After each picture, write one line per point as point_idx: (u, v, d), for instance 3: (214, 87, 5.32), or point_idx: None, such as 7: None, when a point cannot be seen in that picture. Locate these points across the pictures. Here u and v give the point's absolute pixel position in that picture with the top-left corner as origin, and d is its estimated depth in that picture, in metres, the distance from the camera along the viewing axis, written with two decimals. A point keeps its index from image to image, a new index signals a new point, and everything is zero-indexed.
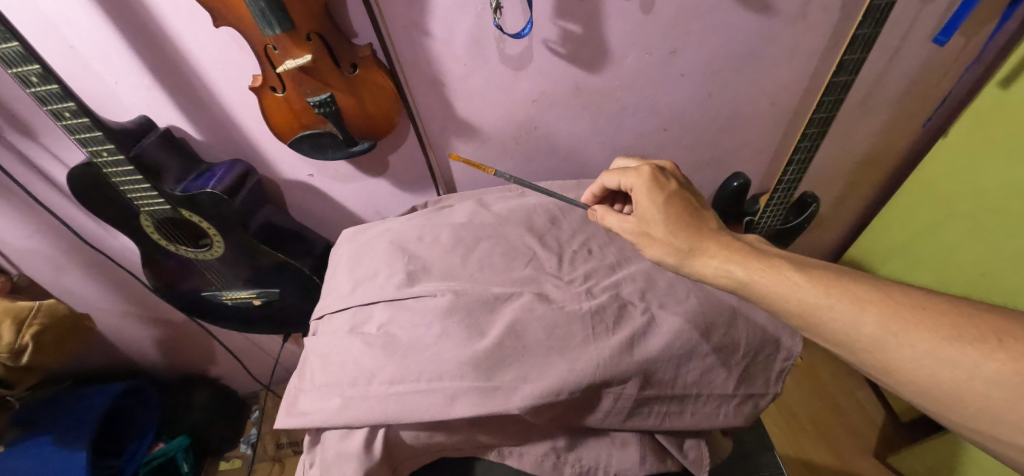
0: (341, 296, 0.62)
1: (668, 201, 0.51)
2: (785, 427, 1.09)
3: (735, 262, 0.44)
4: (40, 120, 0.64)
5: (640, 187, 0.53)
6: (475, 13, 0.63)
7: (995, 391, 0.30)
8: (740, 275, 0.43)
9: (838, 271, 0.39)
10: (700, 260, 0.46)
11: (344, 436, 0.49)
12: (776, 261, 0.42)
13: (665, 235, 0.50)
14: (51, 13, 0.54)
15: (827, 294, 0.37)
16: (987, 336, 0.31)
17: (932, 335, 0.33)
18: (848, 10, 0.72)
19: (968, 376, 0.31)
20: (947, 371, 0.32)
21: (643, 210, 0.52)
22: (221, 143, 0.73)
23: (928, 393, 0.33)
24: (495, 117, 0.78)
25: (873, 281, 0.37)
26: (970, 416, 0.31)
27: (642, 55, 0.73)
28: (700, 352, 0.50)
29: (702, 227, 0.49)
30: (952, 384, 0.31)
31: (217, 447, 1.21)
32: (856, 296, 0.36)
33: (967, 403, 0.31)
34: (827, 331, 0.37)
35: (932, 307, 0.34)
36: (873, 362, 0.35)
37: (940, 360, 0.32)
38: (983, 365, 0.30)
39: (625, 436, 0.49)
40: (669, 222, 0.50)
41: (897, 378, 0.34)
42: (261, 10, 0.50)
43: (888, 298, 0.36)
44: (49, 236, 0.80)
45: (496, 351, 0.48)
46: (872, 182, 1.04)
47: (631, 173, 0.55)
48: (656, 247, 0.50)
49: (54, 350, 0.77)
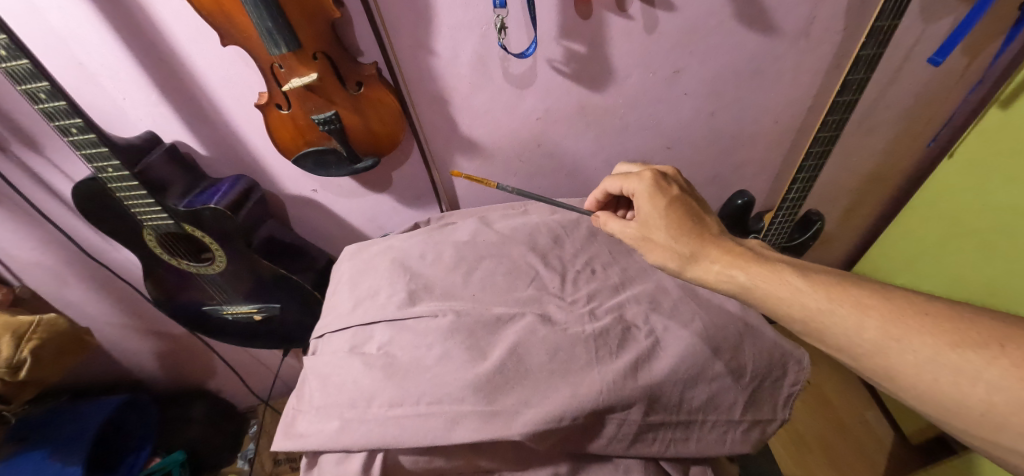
0: (342, 314, 0.61)
1: (670, 205, 0.51)
2: (791, 447, 1.07)
3: (737, 266, 0.43)
4: (48, 134, 0.65)
5: (642, 191, 0.53)
6: (480, 33, 0.64)
7: (998, 396, 0.28)
8: (743, 280, 0.42)
9: (840, 276, 0.38)
10: (701, 265, 0.46)
11: (341, 460, 0.48)
12: (779, 265, 0.42)
13: (666, 239, 0.49)
14: (62, 30, 0.55)
15: (830, 298, 0.37)
16: (989, 342, 0.30)
17: (934, 340, 0.32)
18: (850, 31, 0.73)
19: (970, 381, 0.30)
20: (948, 376, 0.31)
21: (644, 215, 0.52)
22: (227, 160, 0.73)
23: (931, 399, 0.32)
24: (499, 135, 0.78)
25: (876, 287, 0.37)
26: (974, 423, 0.30)
27: (645, 74, 0.74)
28: (708, 375, 0.49)
29: (705, 232, 0.48)
30: (954, 390, 0.30)
31: (215, 463, 1.18)
32: (858, 300, 0.36)
33: (969, 410, 0.30)
34: (829, 336, 0.36)
35: (933, 312, 0.33)
36: (874, 368, 0.34)
37: (943, 366, 0.31)
38: (986, 370, 0.29)
39: (628, 462, 0.48)
40: (671, 226, 0.49)
41: (897, 382, 0.33)
42: (268, 29, 0.50)
43: (891, 303, 0.35)
44: (53, 248, 0.80)
45: (497, 374, 0.47)
46: (877, 200, 1.04)
47: (633, 178, 0.55)
48: (658, 252, 0.49)
49: (53, 363, 0.77)
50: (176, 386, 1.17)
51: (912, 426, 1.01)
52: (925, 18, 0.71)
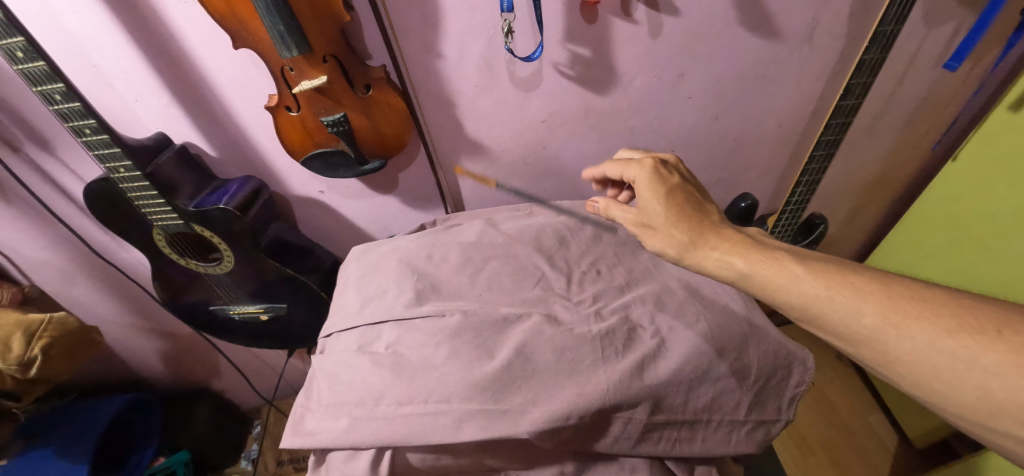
0: (350, 313, 0.62)
1: (670, 194, 0.51)
2: (795, 451, 1.05)
3: (736, 253, 0.44)
4: (62, 135, 0.66)
5: (642, 178, 0.54)
6: (487, 37, 0.65)
7: (994, 381, 0.29)
8: (741, 267, 0.43)
9: (840, 264, 0.39)
10: (701, 252, 0.46)
11: (350, 458, 0.49)
12: (779, 254, 0.42)
13: (667, 226, 0.49)
14: (77, 33, 0.56)
15: (828, 286, 0.37)
16: (986, 328, 0.30)
17: (932, 327, 0.32)
18: (853, 36, 0.74)
19: (966, 367, 0.30)
20: (946, 362, 0.31)
21: (645, 202, 0.52)
22: (236, 161, 0.74)
23: (929, 387, 0.32)
24: (504, 137, 0.79)
25: (875, 273, 0.37)
26: (971, 409, 0.30)
27: (650, 78, 0.74)
28: (713, 376, 0.49)
29: (705, 220, 0.48)
30: (952, 377, 0.31)
31: (217, 463, 1.18)
32: (857, 287, 0.36)
33: (966, 396, 0.30)
34: (827, 324, 0.37)
35: (932, 298, 0.34)
36: (873, 355, 0.35)
37: (941, 352, 0.31)
38: (982, 356, 0.30)
39: (634, 461, 0.48)
40: (672, 214, 0.49)
41: (895, 370, 0.34)
42: (280, 33, 0.51)
43: (890, 290, 0.35)
44: (62, 248, 0.81)
45: (505, 373, 0.48)
46: (880, 203, 1.04)
47: (633, 165, 0.55)
48: (657, 238, 0.50)
49: (61, 361, 0.77)
50: (181, 386, 1.18)
51: (917, 429, 1.01)
52: (928, 23, 0.71)
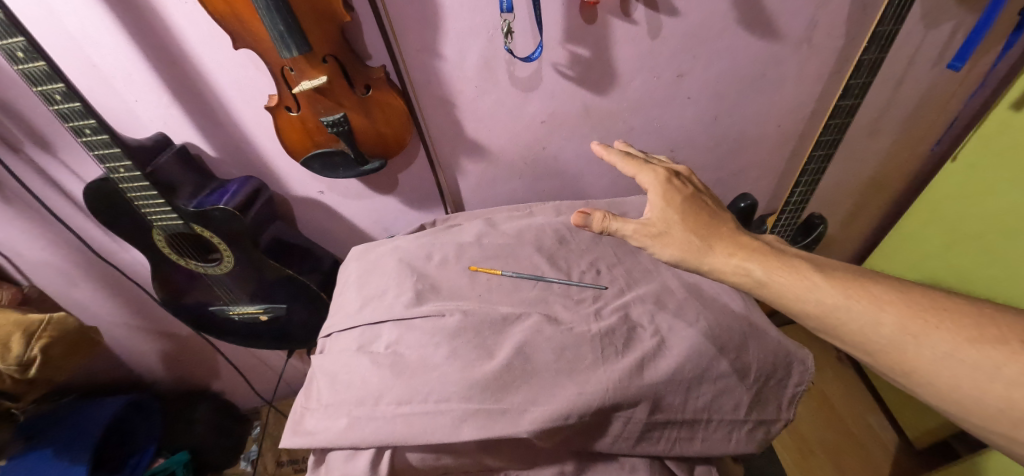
0: (349, 313, 0.62)
1: (685, 202, 0.49)
2: (796, 452, 1.05)
3: (755, 260, 0.42)
4: (62, 135, 0.66)
5: (656, 186, 0.51)
6: (487, 37, 0.65)
7: (1017, 391, 0.31)
8: (759, 274, 0.41)
9: (855, 273, 0.40)
10: (718, 259, 0.44)
11: (350, 458, 0.49)
12: (795, 261, 0.42)
13: (683, 233, 0.46)
14: (77, 34, 0.56)
15: (846, 295, 0.38)
16: (1008, 338, 0.33)
17: (953, 336, 0.34)
18: (852, 36, 0.74)
19: (989, 378, 0.32)
20: (967, 373, 0.33)
21: (659, 209, 0.49)
22: (235, 161, 0.74)
23: (949, 396, 0.34)
24: (504, 138, 0.79)
25: (891, 283, 0.38)
26: (993, 419, 0.32)
27: (650, 78, 0.75)
28: (712, 375, 0.49)
29: (722, 227, 0.47)
30: (974, 387, 0.33)
31: (216, 464, 1.18)
32: (875, 296, 0.37)
33: (988, 406, 0.32)
34: (845, 332, 0.37)
35: (951, 309, 0.35)
36: (891, 364, 0.36)
37: (963, 362, 0.33)
38: (1004, 367, 0.32)
39: (634, 461, 0.48)
40: (688, 221, 0.47)
41: (914, 380, 0.35)
42: (280, 33, 0.51)
43: (908, 300, 0.36)
44: (62, 248, 0.81)
45: (505, 373, 0.48)
46: (879, 203, 1.04)
47: (647, 171, 0.52)
48: (673, 246, 0.46)
49: (61, 362, 0.77)
50: (180, 386, 1.17)
51: (916, 429, 1.01)
52: (927, 23, 0.72)
